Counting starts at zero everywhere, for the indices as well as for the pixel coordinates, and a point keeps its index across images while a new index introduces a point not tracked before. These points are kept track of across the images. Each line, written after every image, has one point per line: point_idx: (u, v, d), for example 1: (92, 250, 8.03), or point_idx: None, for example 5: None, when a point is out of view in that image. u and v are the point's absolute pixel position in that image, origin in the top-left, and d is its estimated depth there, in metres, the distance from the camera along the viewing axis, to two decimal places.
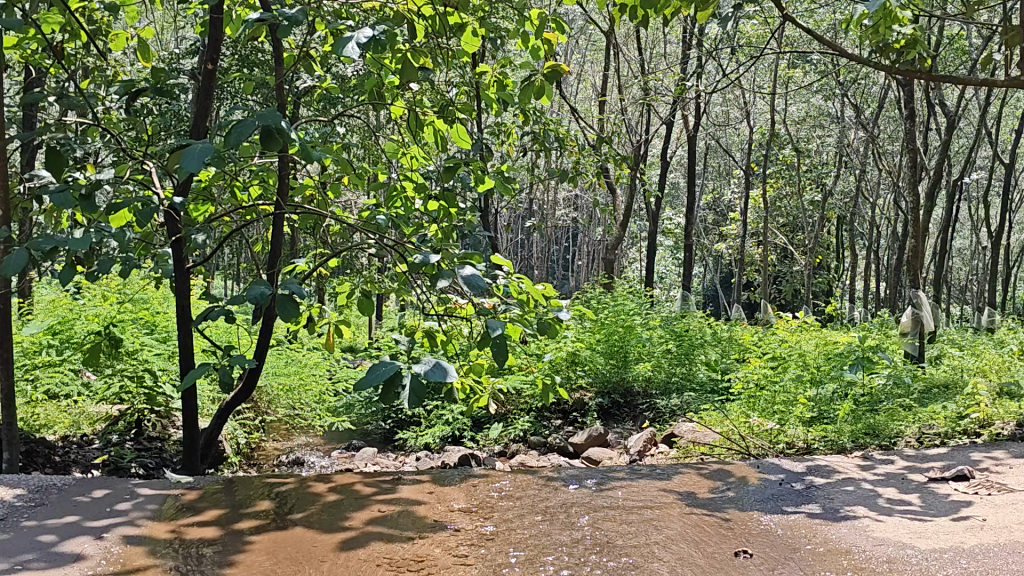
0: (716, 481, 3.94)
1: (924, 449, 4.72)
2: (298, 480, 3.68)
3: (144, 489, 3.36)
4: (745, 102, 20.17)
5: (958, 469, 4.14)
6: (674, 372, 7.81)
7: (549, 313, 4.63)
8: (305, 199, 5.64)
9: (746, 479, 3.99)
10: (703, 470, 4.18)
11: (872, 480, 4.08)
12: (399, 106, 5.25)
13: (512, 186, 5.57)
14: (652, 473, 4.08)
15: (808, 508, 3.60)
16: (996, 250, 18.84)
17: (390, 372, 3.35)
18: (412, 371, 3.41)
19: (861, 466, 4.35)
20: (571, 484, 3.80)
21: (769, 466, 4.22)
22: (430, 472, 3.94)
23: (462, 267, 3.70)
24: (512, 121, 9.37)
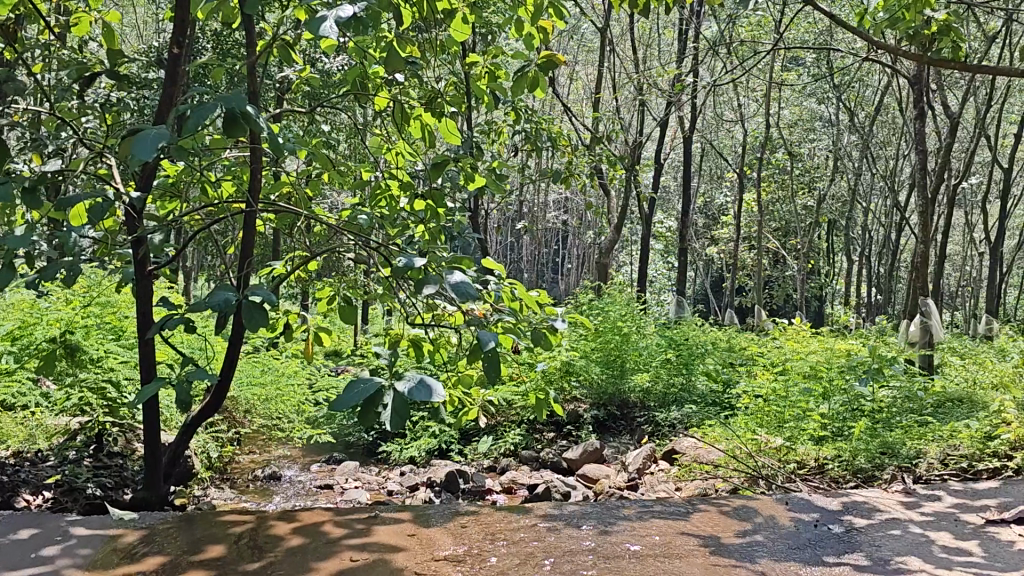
0: (741, 523, 3.59)
1: (973, 480, 4.33)
2: (259, 519, 3.32)
3: (79, 528, 3.03)
4: (738, 104, 19.89)
5: (1019, 510, 3.78)
6: (672, 383, 7.46)
7: (543, 323, 4.28)
8: (282, 197, 5.27)
9: (776, 520, 3.65)
10: (724, 507, 3.82)
11: (921, 522, 3.72)
12: (383, 98, 4.87)
13: (505, 186, 5.19)
14: (665, 511, 3.73)
15: (851, 559, 3.25)
16: (995, 256, 18.53)
17: (370, 391, 2.97)
18: (394, 389, 3.02)
19: (905, 502, 3.98)
20: (574, 525, 3.45)
21: (799, 504, 3.87)
22: (412, 509, 3.57)
23: (451, 274, 3.33)
24: (503, 120, 9.05)
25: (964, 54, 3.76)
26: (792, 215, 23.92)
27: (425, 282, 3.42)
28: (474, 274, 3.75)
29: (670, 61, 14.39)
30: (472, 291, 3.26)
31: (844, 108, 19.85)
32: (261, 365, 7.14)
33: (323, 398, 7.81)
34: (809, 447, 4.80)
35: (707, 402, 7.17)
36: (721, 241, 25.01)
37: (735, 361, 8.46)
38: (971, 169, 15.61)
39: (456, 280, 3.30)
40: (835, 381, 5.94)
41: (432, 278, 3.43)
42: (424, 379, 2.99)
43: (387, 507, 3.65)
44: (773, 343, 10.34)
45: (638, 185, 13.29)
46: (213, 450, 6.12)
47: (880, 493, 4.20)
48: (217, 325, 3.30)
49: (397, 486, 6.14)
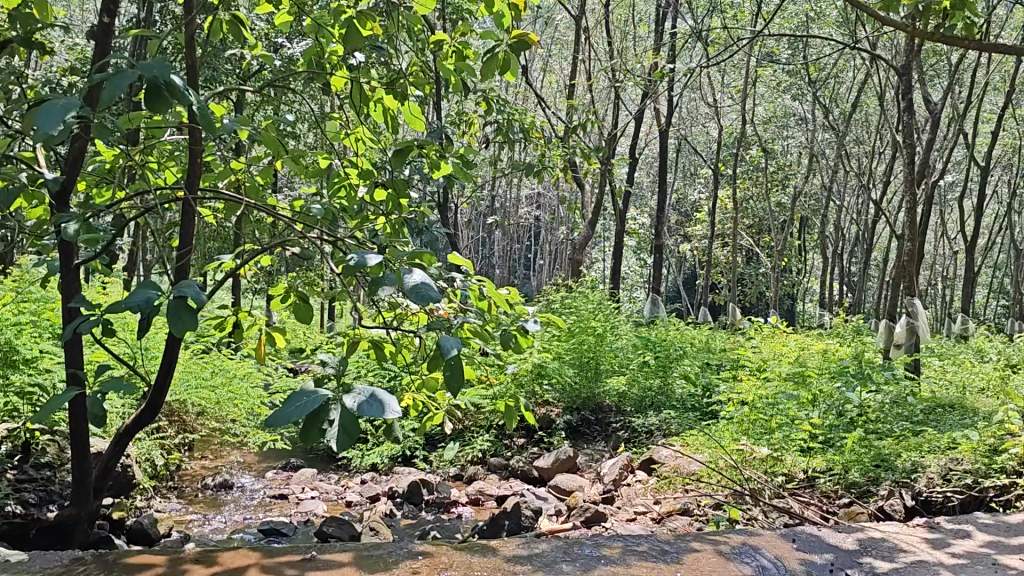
0: (741, 566, 3.22)
1: (1004, 514, 3.88)
2: (171, 563, 2.97)
3: None
4: (714, 100, 19.65)
5: None
6: (649, 386, 7.15)
7: (514, 325, 3.91)
8: (231, 186, 4.85)
9: (783, 564, 3.27)
10: (719, 545, 3.45)
11: (951, 565, 3.34)
12: (340, 79, 4.44)
13: (475, 176, 4.80)
14: (652, 550, 3.36)
15: None
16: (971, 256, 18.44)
17: (314, 407, 2.59)
18: (341, 404, 2.62)
19: (929, 541, 3.59)
20: (544, 570, 3.08)
21: (809, 542, 3.50)
22: (353, 550, 3.21)
23: (410, 275, 2.93)
24: (473, 109, 8.70)
25: (977, 34, 3.43)
26: (765, 212, 23.77)
27: (380, 283, 3.04)
28: (437, 273, 3.36)
29: (645, 53, 14.10)
30: (435, 294, 2.89)
31: (818, 105, 19.70)
32: (212, 365, 6.71)
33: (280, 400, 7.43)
34: (799, 457, 4.53)
35: (686, 407, 6.89)
36: (695, 238, 24.82)
37: (713, 363, 8.18)
38: (949, 167, 15.47)
39: (416, 280, 2.93)
40: (822, 385, 5.68)
41: (389, 278, 3.05)
42: (377, 394, 2.62)
43: (329, 545, 3.29)
44: (752, 344, 10.08)
45: (613, 181, 13.00)
46: (158, 458, 5.70)
47: (898, 527, 3.77)
48: (141, 328, 2.88)
49: (356, 496, 5.76)
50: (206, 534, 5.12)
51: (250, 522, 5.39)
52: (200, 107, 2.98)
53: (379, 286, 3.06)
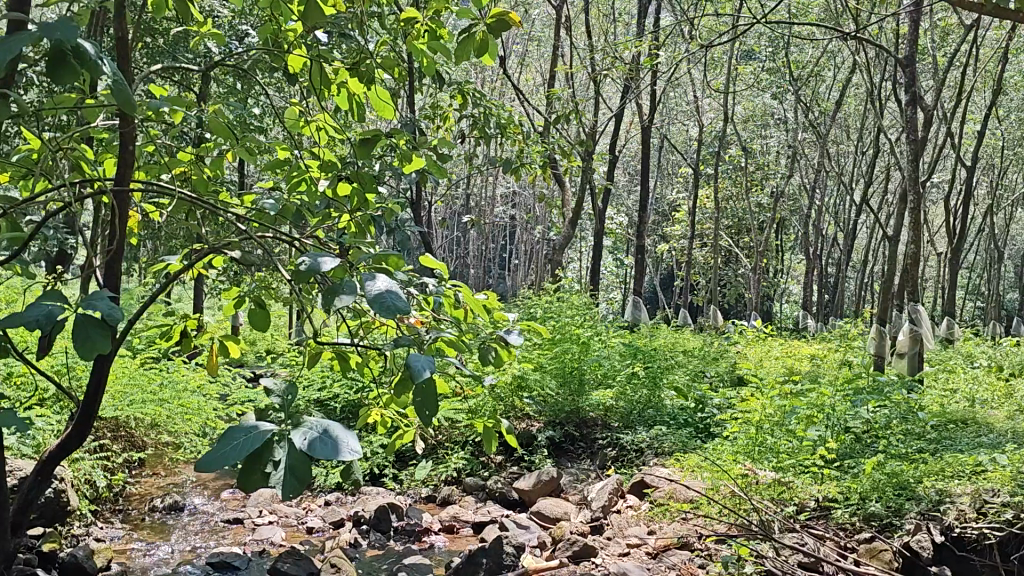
0: None
1: None
2: None
3: None
4: (694, 98, 19.29)
5: None
6: (637, 399, 6.71)
7: (494, 337, 3.45)
8: (177, 180, 4.32)
9: None
10: None
11: None
12: (297, 59, 3.91)
13: (451, 168, 4.28)
14: None
15: None
16: (955, 258, 18.21)
17: (256, 446, 1.90)
18: (287, 439, 1.93)
19: None
20: None
21: None
22: None
23: (376, 285, 2.44)
24: (449, 104, 8.22)
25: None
26: (744, 213, 23.46)
27: (331, 293, 2.53)
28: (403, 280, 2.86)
29: (626, 47, 13.67)
30: (402, 305, 2.40)
31: (798, 105, 19.43)
32: (160, 378, 6.16)
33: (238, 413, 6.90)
34: (811, 483, 4.17)
35: (677, 423, 6.48)
36: (673, 238, 24.44)
37: (703, 373, 7.76)
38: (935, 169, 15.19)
39: (378, 290, 2.44)
40: (826, 401, 5.28)
41: (340, 288, 2.54)
42: (334, 427, 1.96)
43: None
44: (741, 354, 9.67)
45: (594, 178, 12.58)
46: (99, 480, 5.16)
47: None
48: (46, 346, 2.30)
49: (318, 522, 5.28)
50: (148, 568, 4.59)
51: (201, 552, 4.87)
52: (123, 95, 2.29)
53: (330, 297, 2.53)
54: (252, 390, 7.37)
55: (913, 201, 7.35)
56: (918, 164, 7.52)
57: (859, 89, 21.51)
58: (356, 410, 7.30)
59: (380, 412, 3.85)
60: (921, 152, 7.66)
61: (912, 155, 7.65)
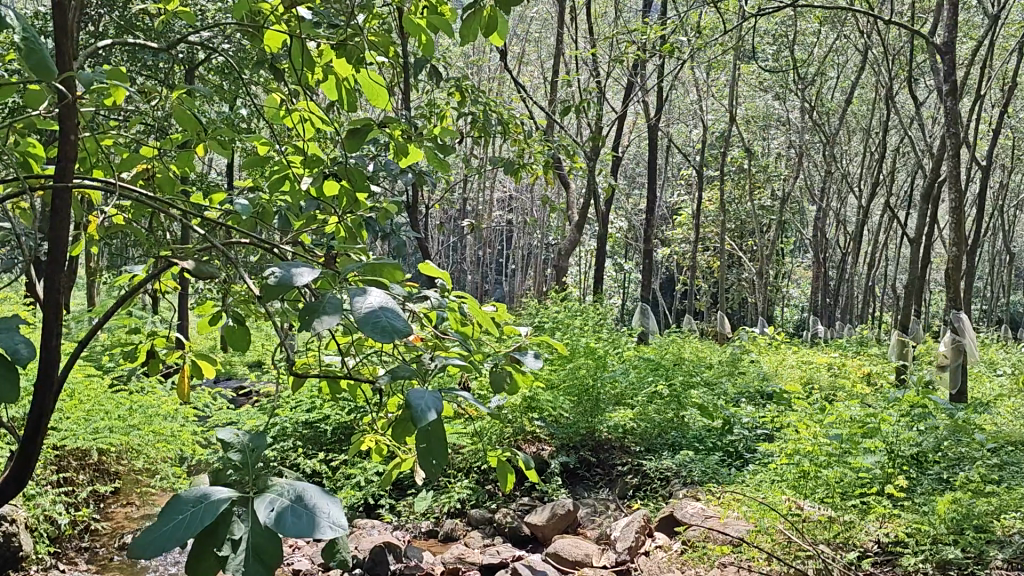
0: None
1: None
2: None
3: None
4: (699, 98, 18.74)
5: None
6: (659, 419, 6.36)
7: (505, 360, 2.97)
8: (141, 179, 3.75)
9: None
10: None
11: None
12: (274, 37, 3.32)
13: (452, 156, 3.66)
14: None
15: None
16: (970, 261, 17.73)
17: (212, 520, 1.20)
18: (257, 509, 1.23)
19: None
20: None
21: None
22: None
23: (361, 303, 1.89)
24: (445, 101, 7.70)
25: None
26: (748, 216, 22.97)
27: (307, 309, 1.94)
28: (400, 295, 2.30)
29: (629, 43, 13.20)
30: (401, 324, 1.86)
31: (804, 105, 19.02)
32: (130, 401, 5.65)
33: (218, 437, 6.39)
34: (872, 521, 3.90)
35: (704, 447, 6.11)
36: (675, 242, 23.93)
37: (723, 389, 7.32)
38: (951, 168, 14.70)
39: (370, 307, 1.88)
40: (878, 426, 4.87)
41: (317, 303, 1.95)
42: (310, 485, 1.27)
43: None
44: (758, 366, 9.23)
45: (599, 180, 12.11)
46: (59, 517, 4.65)
47: None
48: None
49: (306, 564, 4.99)
50: None
51: None
52: (56, 69, 1.56)
53: (302, 316, 1.93)
54: (234, 412, 6.85)
55: (953, 198, 6.87)
56: (957, 159, 7.04)
57: (864, 88, 21.11)
58: (349, 433, 6.83)
59: (375, 438, 3.33)
60: (958, 146, 7.18)
61: (950, 150, 7.17)
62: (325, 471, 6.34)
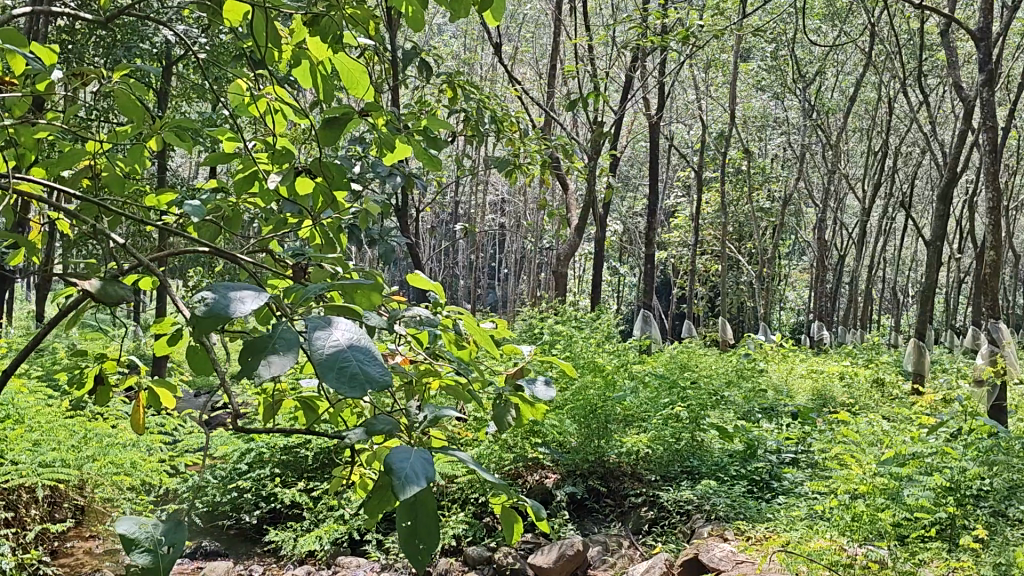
0: None
1: None
2: None
3: None
4: (700, 96, 18.18)
5: None
6: (676, 446, 6.09)
7: (510, 392, 2.52)
8: (83, 178, 3.22)
9: None
10: None
11: None
12: (236, 11, 2.75)
13: (444, 151, 3.10)
14: None
15: None
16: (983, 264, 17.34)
17: None
18: None
19: None
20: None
21: None
22: None
23: (322, 337, 1.41)
24: (438, 97, 7.21)
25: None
26: (747, 218, 22.51)
27: (250, 342, 1.43)
28: (375, 325, 1.80)
29: (630, 35, 12.64)
30: (378, 374, 1.39)
31: (805, 104, 18.54)
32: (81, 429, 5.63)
33: (188, 466, 5.94)
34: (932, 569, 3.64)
35: (727, 476, 5.84)
36: (672, 246, 23.41)
37: (738, 410, 6.98)
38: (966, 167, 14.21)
39: (336, 346, 1.41)
40: (939, 463, 4.63)
41: (263, 337, 1.44)
42: None
43: None
44: (770, 380, 8.80)
45: (599, 179, 11.57)
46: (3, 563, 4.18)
47: None
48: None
49: None
50: None
51: None
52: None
53: (240, 355, 1.42)
54: (205, 438, 6.38)
55: (991, 199, 6.47)
56: (996, 158, 6.64)
57: (867, 86, 20.66)
58: (332, 459, 6.41)
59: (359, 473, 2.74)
60: (997, 143, 6.77)
61: (989, 149, 6.75)
62: (307, 502, 5.88)
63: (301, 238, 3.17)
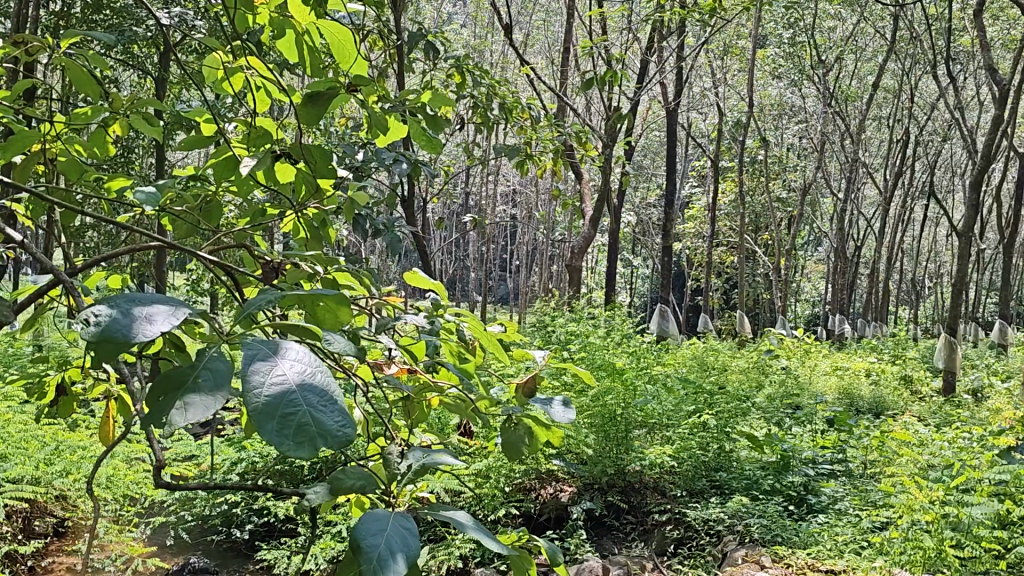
0: None
1: None
2: None
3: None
4: (717, 83, 17.72)
5: None
6: (705, 459, 5.83)
7: (518, 415, 2.10)
8: (37, 163, 2.84)
9: None
10: None
11: None
12: None
13: (443, 136, 2.54)
14: None
15: None
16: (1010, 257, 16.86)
17: None
18: None
19: None
20: None
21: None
22: None
23: (260, 365, 0.99)
24: (447, 81, 6.79)
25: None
26: (763, 209, 22.05)
27: (164, 375, 1.04)
28: (338, 350, 1.35)
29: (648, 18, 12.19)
30: (335, 427, 0.98)
31: (825, 91, 18.08)
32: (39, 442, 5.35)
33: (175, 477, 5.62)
34: None
35: (761, 492, 5.53)
36: (687, 236, 23.00)
37: (765, 419, 6.66)
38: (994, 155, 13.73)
39: (280, 383, 0.98)
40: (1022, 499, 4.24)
41: (181, 370, 1.05)
42: None
43: None
44: (793, 379, 8.43)
45: (614, 168, 11.13)
46: None
47: None
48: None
49: None
50: None
51: None
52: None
53: (150, 394, 1.03)
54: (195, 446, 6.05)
55: None
56: None
57: (889, 73, 20.14)
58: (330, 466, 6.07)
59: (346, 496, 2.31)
60: None
61: None
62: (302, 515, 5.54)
63: (285, 232, 2.77)
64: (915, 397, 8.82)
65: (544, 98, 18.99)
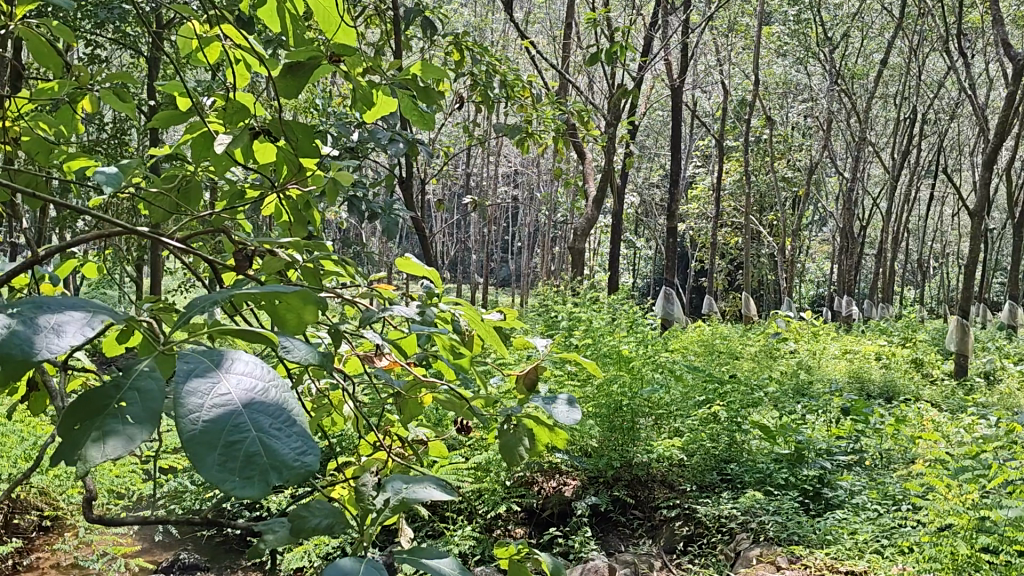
0: None
1: None
2: None
3: None
4: (721, 61, 17.40)
5: None
6: (713, 451, 5.68)
7: (518, 415, 1.90)
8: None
9: None
10: None
11: None
12: None
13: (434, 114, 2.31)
14: None
15: None
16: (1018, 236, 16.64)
17: None
18: None
19: None
20: None
21: None
22: None
23: (195, 382, 0.78)
24: (445, 57, 6.53)
25: None
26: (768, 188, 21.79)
27: (82, 396, 0.83)
28: (299, 355, 1.12)
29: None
30: (291, 456, 0.77)
31: (832, 69, 17.76)
32: None
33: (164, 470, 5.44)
34: None
35: (774, 486, 5.34)
36: (691, 217, 22.76)
37: (773, 409, 6.49)
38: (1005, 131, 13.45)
39: (223, 404, 0.76)
40: None
41: (104, 389, 0.84)
42: None
43: None
44: (801, 364, 8.21)
45: (618, 148, 10.89)
46: None
47: None
48: None
49: None
50: None
51: None
52: None
53: (64, 421, 0.83)
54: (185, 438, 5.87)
55: None
56: None
57: (897, 50, 19.80)
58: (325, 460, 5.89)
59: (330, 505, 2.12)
60: None
61: None
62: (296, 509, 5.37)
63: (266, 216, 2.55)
64: (926, 381, 8.62)
65: (546, 77, 18.72)
